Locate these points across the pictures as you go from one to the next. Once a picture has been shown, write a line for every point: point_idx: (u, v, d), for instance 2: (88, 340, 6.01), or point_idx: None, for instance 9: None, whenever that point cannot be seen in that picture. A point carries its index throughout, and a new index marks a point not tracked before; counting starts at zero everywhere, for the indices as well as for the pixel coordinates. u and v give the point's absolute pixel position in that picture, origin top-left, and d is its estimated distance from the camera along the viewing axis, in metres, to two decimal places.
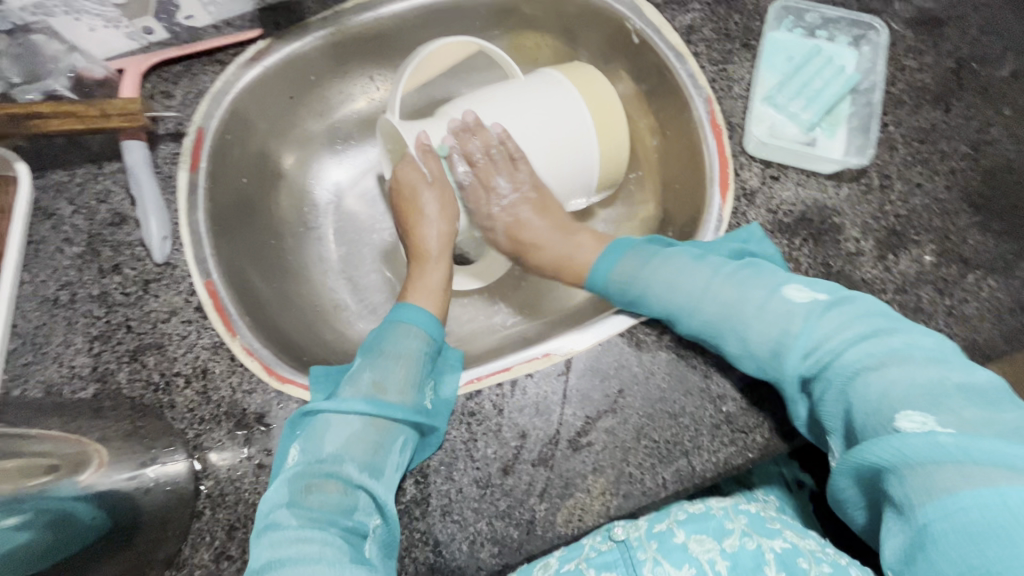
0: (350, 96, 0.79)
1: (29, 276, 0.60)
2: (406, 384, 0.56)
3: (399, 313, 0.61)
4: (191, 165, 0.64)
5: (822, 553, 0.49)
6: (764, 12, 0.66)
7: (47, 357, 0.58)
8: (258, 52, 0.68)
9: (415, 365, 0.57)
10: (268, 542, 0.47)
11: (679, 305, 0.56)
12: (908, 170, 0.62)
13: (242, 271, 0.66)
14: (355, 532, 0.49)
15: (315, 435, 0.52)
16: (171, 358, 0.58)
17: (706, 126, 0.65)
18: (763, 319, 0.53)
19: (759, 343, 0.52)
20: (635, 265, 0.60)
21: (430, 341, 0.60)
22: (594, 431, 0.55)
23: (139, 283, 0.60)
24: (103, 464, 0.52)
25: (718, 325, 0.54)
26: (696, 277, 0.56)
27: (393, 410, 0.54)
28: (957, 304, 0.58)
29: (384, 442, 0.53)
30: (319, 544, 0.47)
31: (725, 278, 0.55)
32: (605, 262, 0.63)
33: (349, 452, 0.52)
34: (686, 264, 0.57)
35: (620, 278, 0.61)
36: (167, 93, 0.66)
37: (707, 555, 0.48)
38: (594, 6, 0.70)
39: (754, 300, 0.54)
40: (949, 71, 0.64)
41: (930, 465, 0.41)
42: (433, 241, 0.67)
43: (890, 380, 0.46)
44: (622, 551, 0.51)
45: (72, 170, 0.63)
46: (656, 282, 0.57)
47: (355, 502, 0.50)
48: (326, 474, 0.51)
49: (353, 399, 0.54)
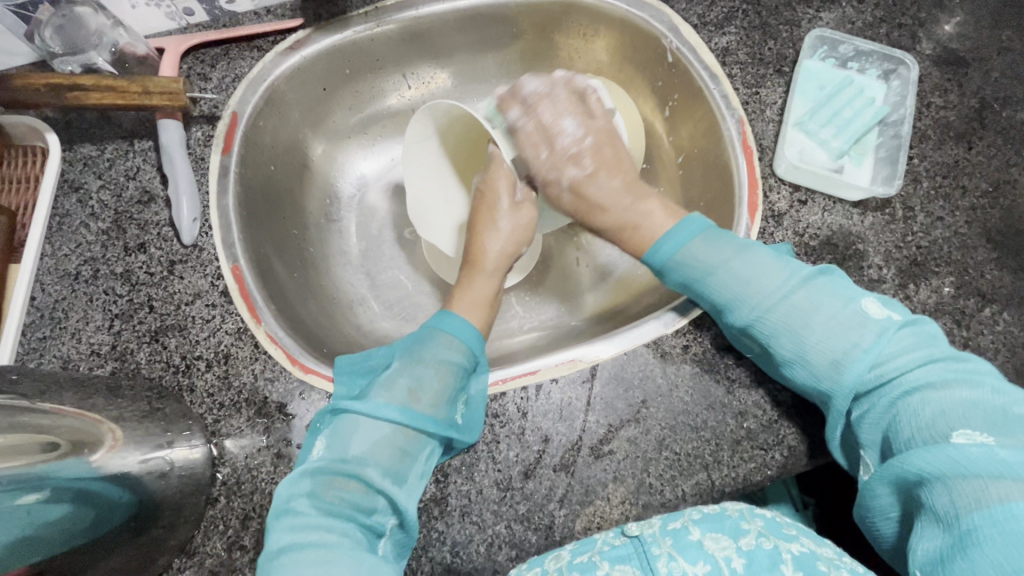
0: (382, 92, 0.79)
1: (51, 249, 0.59)
2: (440, 397, 0.54)
3: (444, 319, 0.58)
4: (223, 148, 0.64)
5: (840, 559, 0.49)
6: (798, 40, 0.68)
7: (65, 333, 0.57)
8: (298, 41, 0.68)
9: (453, 375, 0.55)
10: (287, 526, 0.47)
11: (740, 295, 0.54)
12: (931, 204, 0.63)
13: (267, 258, 0.66)
14: (372, 530, 0.49)
15: (341, 434, 0.52)
16: (193, 341, 0.57)
17: (737, 146, 0.66)
18: (832, 327, 0.51)
19: (820, 351, 0.51)
20: (699, 255, 0.57)
21: (469, 354, 0.57)
22: (616, 439, 0.55)
23: (165, 263, 0.59)
24: (117, 443, 0.51)
25: (771, 325, 0.53)
26: (766, 279, 0.54)
27: (426, 421, 0.52)
28: (973, 336, 0.60)
29: (410, 449, 0.51)
30: (337, 534, 0.47)
31: (794, 286, 0.53)
32: (680, 235, 0.59)
33: (374, 456, 0.51)
34: (764, 261, 0.55)
35: (690, 257, 0.57)
36: (203, 75, 0.65)
37: (724, 553, 0.49)
38: (632, 22, 0.72)
39: (824, 309, 0.52)
40: (972, 110, 0.66)
41: (986, 476, 0.41)
42: (493, 252, 0.64)
43: (953, 399, 0.46)
44: (636, 546, 0.49)
45: (102, 145, 0.62)
46: (730, 271, 0.55)
47: (375, 504, 0.49)
48: (348, 474, 0.49)
49: (387, 405, 0.52)
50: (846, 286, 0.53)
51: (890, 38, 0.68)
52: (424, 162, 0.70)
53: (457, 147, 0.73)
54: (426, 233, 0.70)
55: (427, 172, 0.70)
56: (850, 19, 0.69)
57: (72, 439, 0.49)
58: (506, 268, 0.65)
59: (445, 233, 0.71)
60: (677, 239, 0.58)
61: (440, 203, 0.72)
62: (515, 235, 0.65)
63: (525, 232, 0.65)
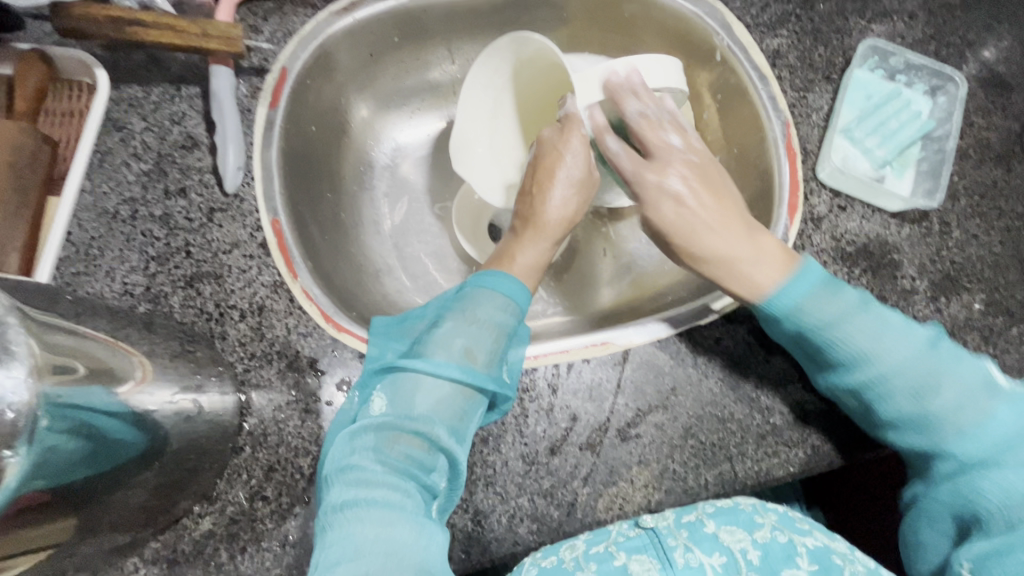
0: (427, 64, 0.79)
1: (90, 186, 0.59)
2: (495, 356, 0.52)
3: (499, 280, 0.55)
4: (270, 102, 0.63)
5: (852, 554, 0.50)
6: (849, 49, 0.69)
7: (99, 270, 0.56)
8: (352, 3, 0.68)
9: (506, 339, 0.53)
10: (349, 480, 0.45)
11: (870, 354, 0.53)
12: (967, 221, 0.64)
13: (303, 217, 0.65)
14: (428, 491, 0.47)
15: (402, 392, 0.50)
16: (228, 290, 0.57)
17: (780, 148, 0.66)
18: (958, 396, 0.52)
19: (943, 412, 0.52)
20: (821, 305, 0.54)
21: (517, 314, 0.55)
22: (643, 423, 0.55)
23: (204, 210, 0.59)
24: (145, 377, 0.47)
25: (902, 388, 0.52)
26: (899, 340, 0.53)
27: (484, 381, 0.51)
28: (1000, 353, 0.61)
29: (468, 411, 0.50)
30: (401, 493, 0.45)
31: (929, 352, 0.53)
32: (797, 284, 0.54)
33: (436, 414, 0.49)
34: (897, 322, 0.54)
35: (811, 306, 0.53)
36: (256, 27, 0.65)
37: (738, 545, 0.49)
38: (684, 17, 0.72)
39: (954, 374, 0.52)
40: (1013, 133, 0.67)
41: None
42: (554, 211, 0.62)
43: None
44: (652, 537, 0.50)
45: (148, 88, 0.62)
46: (854, 327, 0.53)
47: (434, 463, 0.48)
48: (414, 432, 0.48)
49: (447, 364, 0.50)
50: (969, 353, 0.54)
51: (939, 55, 0.69)
52: (479, 108, 0.72)
53: (538, 107, 0.74)
54: (455, 163, 0.70)
55: (482, 115, 0.72)
56: (901, 33, 0.70)
57: (92, 366, 0.43)
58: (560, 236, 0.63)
59: (486, 176, 0.72)
60: (799, 287, 0.54)
61: (495, 165, 0.73)
62: (576, 198, 0.62)
63: (587, 191, 0.63)
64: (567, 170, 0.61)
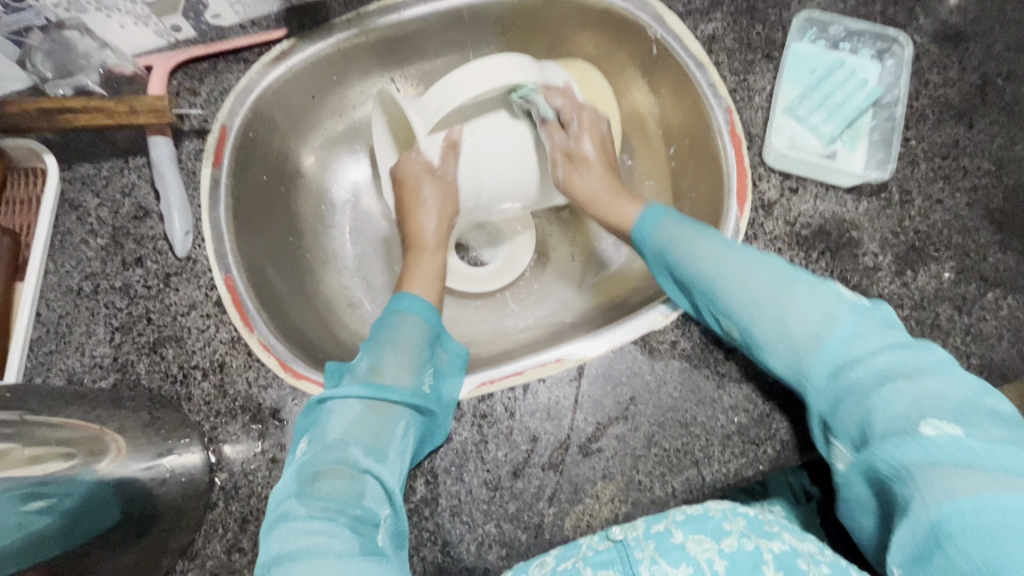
0: (370, 96, 0.80)
1: (54, 266, 0.61)
2: (404, 367, 0.56)
3: (399, 301, 0.61)
4: (213, 161, 0.65)
5: (822, 554, 0.47)
6: (788, 23, 0.66)
7: (69, 346, 0.59)
8: (283, 51, 0.68)
9: (415, 351, 0.57)
10: (277, 534, 0.46)
11: (713, 281, 0.55)
12: (930, 186, 0.61)
13: (261, 268, 0.67)
14: (364, 520, 0.47)
15: (319, 425, 0.53)
16: (190, 351, 0.59)
17: (725, 134, 0.64)
18: (803, 311, 0.51)
19: (799, 339, 0.51)
20: (671, 236, 0.58)
21: (429, 329, 0.59)
22: (604, 437, 0.55)
23: (161, 276, 0.61)
24: (121, 452, 0.54)
25: (749, 307, 0.53)
26: (741, 265, 0.55)
27: (393, 391, 0.54)
28: (975, 322, 0.58)
29: (385, 426, 0.53)
30: (326, 536, 0.45)
31: (765, 269, 0.54)
32: (648, 221, 0.61)
33: (352, 436, 0.52)
34: (734, 256, 0.55)
35: (664, 237, 0.59)
36: (193, 90, 0.67)
37: (705, 556, 0.46)
38: (617, 14, 0.70)
39: (795, 297, 0.52)
40: (973, 87, 0.64)
41: (950, 463, 0.40)
42: (430, 231, 0.68)
43: (923, 389, 0.45)
44: (619, 550, 0.48)
45: (98, 164, 0.64)
46: (697, 260, 0.56)
47: (364, 488, 0.49)
48: (333, 461, 0.50)
49: (350, 384, 0.54)
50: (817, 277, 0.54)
51: (886, 15, 0.66)
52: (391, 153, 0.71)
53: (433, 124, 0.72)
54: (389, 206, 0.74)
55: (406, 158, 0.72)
56: None
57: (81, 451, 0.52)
58: (445, 241, 0.70)
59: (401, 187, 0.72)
60: (648, 225, 0.61)
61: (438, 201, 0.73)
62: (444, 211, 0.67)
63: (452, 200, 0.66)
64: (429, 196, 0.66)
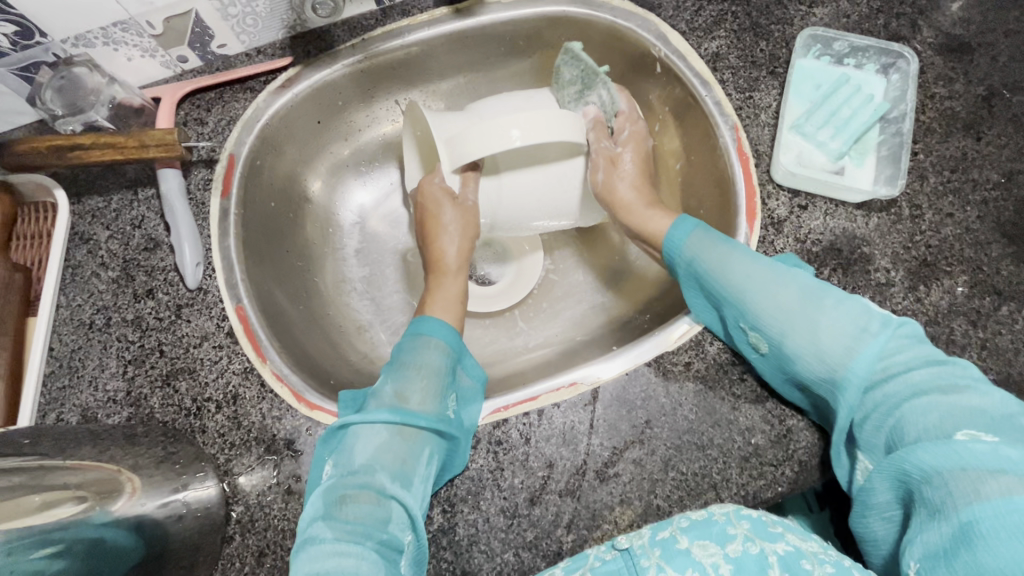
0: (376, 119, 0.80)
1: (66, 300, 0.61)
2: (427, 394, 0.55)
3: (421, 325, 0.61)
4: (222, 192, 0.65)
5: (825, 553, 0.47)
6: (791, 39, 0.66)
7: (82, 381, 0.59)
8: (289, 79, 0.69)
9: (437, 377, 0.57)
10: (304, 556, 0.46)
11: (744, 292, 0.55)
12: (940, 200, 0.61)
13: (272, 295, 0.67)
14: (388, 546, 0.47)
15: (346, 447, 0.52)
16: (203, 383, 0.59)
17: (732, 152, 0.64)
18: (840, 323, 0.50)
19: (829, 346, 0.50)
20: (705, 247, 0.58)
21: (450, 353, 0.59)
22: (621, 461, 0.55)
23: (172, 307, 0.61)
24: (136, 491, 0.53)
25: (781, 317, 0.53)
26: (776, 279, 0.54)
27: (419, 417, 0.53)
28: (991, 336, 0.58)
29: (411, 452, 0.52)
30: (355, 558, 0.45)
31: (797, 283, 0.53)
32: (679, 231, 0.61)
33: (379, 461, 0.51)
34: (760, 266, 0.55)
35: (693, 251, 0.59)
36: (200, 120, 0.67)
37: (711, 561, 0.47)
38: (620, 33, 0.71)
39: (829, 309, 0.51)
40: (979, 98, 0.64)
41: (985, 471, 0.40)
42: (451, 254, 0.69)
43: (960, 406, 0.45)
44: (626, 559, 0.48)
45: (108, 197, 0.64)
46: (732, 266, 0.56)
47: (389, 513, 0.49)
48: (359, 486, 0.50)
49: (378, 409, 0.54)
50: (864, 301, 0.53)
51: (888, 29, 0.66)
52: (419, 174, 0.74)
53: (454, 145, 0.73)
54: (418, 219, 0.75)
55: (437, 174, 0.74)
56: (845, 12, 0.67)
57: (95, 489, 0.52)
58: (466, 263, 0.70)
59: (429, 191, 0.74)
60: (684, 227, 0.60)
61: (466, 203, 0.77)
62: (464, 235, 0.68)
63: (471, 228, 0.67)
64: (447, 220, 0.67)
